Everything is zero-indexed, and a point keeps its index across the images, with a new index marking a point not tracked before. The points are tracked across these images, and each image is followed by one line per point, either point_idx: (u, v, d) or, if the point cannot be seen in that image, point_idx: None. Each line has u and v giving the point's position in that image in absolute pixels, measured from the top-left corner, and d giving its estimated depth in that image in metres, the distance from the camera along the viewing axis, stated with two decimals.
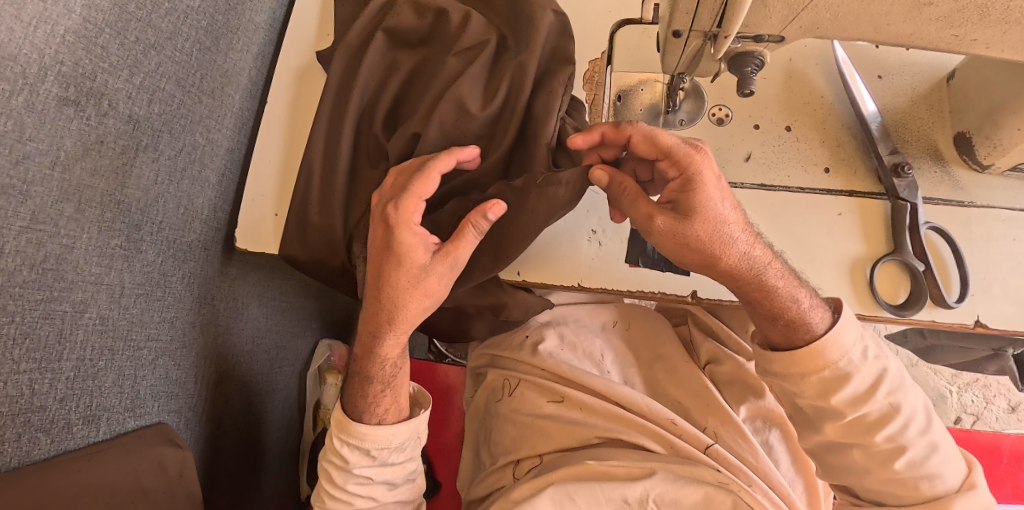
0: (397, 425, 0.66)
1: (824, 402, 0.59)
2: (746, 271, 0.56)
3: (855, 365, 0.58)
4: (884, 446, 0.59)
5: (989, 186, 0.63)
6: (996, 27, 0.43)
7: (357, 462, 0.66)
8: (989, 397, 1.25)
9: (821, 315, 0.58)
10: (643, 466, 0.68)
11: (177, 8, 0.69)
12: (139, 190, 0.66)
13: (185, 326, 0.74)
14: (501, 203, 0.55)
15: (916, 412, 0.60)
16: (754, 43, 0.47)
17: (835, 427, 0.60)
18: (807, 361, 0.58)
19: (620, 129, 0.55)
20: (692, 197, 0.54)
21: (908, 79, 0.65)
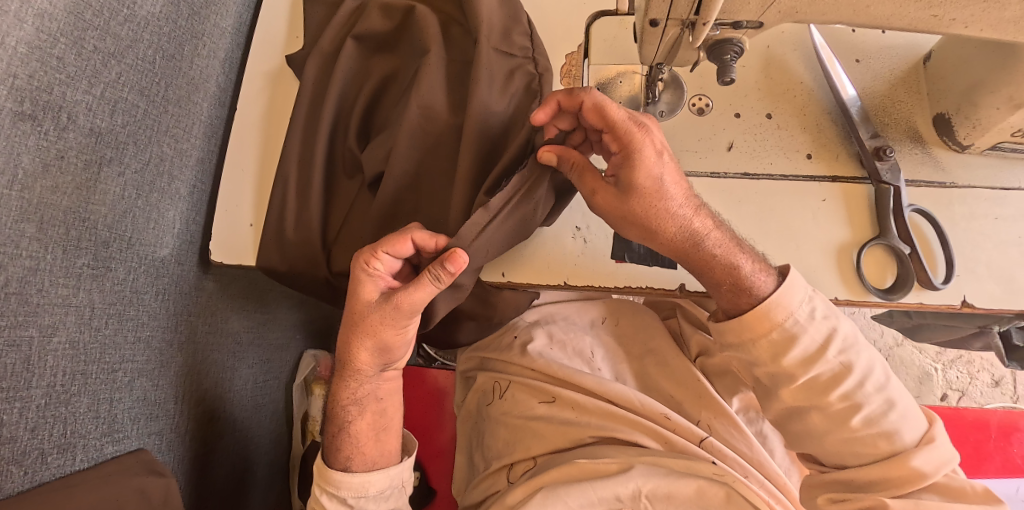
0: (371, 470, 0.63)
1: (776, 365, 0.57)
2: (687, 242, 0.55)
3: (801, 325, 0.55)
4: (839, 405, 0.56)
5: (969, 165, 0.63)
6: (975, 5, 0.42)
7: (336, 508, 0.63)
8: (973, 372, 1.27)
9: (765, 280, 0.56)
10: (622, 461, 0.67)
11: (136, 15, 0.66)
12: (106, 206, 0.64)
13: (161, 344, 0.72)
14: (461, 253, 0.49)
15: (872, 368, 0.57)
16: (732, 30, 0.46)
17: (791, 392, 0.57)
18: (753, 323, 0.56)
19: (574, 95, 0.53)
20: (632, 173, 0.52)
21: (886, 62, 0.65)
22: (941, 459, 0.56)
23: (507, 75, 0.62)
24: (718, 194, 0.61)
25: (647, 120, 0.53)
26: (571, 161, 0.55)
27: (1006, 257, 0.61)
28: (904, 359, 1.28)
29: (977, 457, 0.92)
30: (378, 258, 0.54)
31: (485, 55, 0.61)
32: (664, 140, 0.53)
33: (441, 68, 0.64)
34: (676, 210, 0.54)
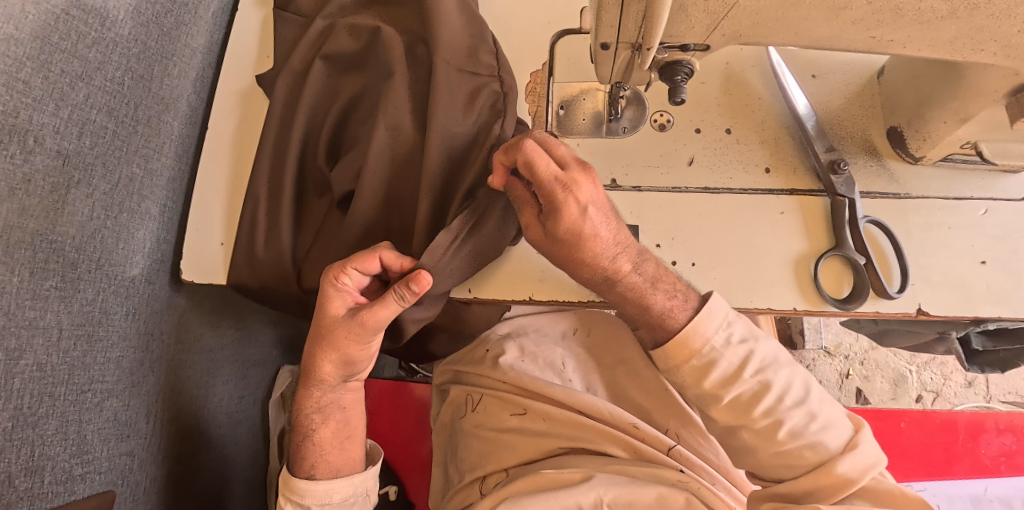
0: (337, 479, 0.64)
1: (701, 388, 0.58)
2: (606, 280, 0.56)
3: (718, 351, 0.57)
4: (763, 422, 0.57)
5: (922, 176, 0.65)
6: (910, 28, 0.44)
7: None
8: (947, 373, 1.29)
9: (682, 311, 0.57)
10: (583, 471, 0.68)
11: (105, 37, 0.66)
12: (74, 227, 0.64)
13: (132, 364, 0.71)
14: (426, 275, 0.51)
15: (791, 383, 0.59)
16: (681, 52, 0.48)
17: (721, 412, 0.59)
18: (675, 352, 0.58)
19: (507, 151, 0.52)
20: (555, 223, 0.52)
21: (841, 77, 0.67)
22: (867, 466, 0.56)
23: (471, 94, 0.64)
24: (679, 209, 0.63)
25: (577, 176, 0.50)
26: (516, 196, 0.55)
27: (959, 265, 0.62)
28: (879, 362, 1.29)
29: (948, 459, 0.94)
30: (346, 273, 0.55)
31: (448, 75, 0.62)
32: (598, 192, 0.51)
33: (406, 87, 0.65)
34: (597, 259, 0.54)
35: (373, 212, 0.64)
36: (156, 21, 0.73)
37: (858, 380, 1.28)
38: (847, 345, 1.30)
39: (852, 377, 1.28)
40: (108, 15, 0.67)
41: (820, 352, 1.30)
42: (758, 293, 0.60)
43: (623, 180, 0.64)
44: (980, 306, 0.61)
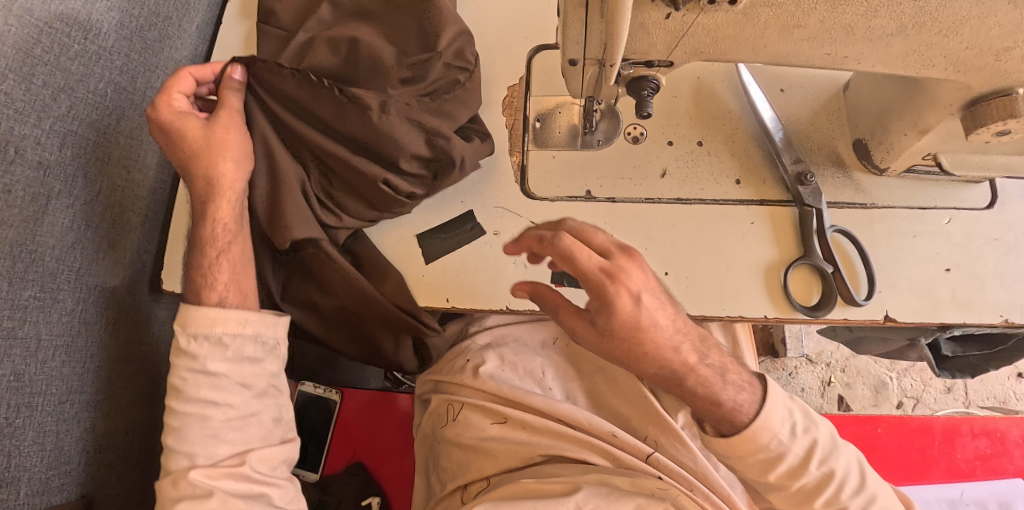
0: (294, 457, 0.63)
1: (767, 479, 0.59)
2: (660, 366, 0.55)
3: (787, 445, 0.57)
4: (818, 476, 0.58)
5: (887, 187, 0.67)
6: (861, 45, 0.46)
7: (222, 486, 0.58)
8: (926, 380, 1.30)
9: (749, 402, 0.57)
10: (570, 481, 0.70)
11: (88, 50, 0.67)
12: (54, 237, 0.64)
13: (111, 374, 0.72)
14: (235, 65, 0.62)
15: (850, 472, 0.58)
16: (647, 68, 0.50)
17: (780, 497, 0.61)
18: (739, 445, 0.57)
19: (546, 243, 0.52)
20: (609, 321, 0.52)
21: (809, 90, 0.69)
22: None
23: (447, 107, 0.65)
24: (651, 219, 0.64)
25: (624, 264, 0.51)
26: (545, 299, 0.57)
27: (924, 272, 0.64)
28: (860, 369, 1.31)
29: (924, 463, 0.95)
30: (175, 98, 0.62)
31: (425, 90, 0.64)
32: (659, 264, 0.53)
33: None
34: (662, 358, 0.54)
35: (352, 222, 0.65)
36: (139, 34, 0.74)
37: (840, 387, 1.30)
38: (829, 352, 1.31)
39: (834, 384, 1.29)
40: (91, 28, 0.68)
41: (802, 359, 1.31)
42: (729, 301, 0.61)
43: (598, 191, 0.66)
44: (944, 311, 0.63)
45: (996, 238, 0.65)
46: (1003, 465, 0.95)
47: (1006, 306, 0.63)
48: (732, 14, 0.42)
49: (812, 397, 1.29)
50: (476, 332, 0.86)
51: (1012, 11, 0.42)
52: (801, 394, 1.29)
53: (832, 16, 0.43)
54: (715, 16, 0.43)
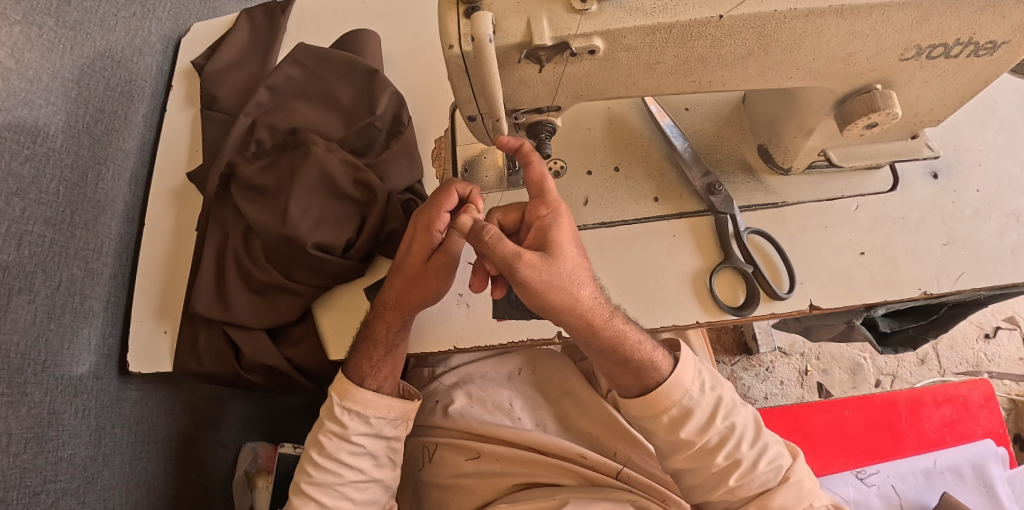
0: (341, 472, 0.67)
1: (674, 438, 0.62)
2: (571, 314, 0.55)
3: (695, 400, 0.62)
4: (722, 465, 0.62)
5: (796, 185, 0.70)
6: (720, 70, 0.51)
7: (347, 432, 0.67)
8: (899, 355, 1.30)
9: (665, 359, 0.63)
10: (556, 499, 0.71)
11: (37, 153, 0.72)
12: (17, 334, 0.68)
13: (84, 460, 0.74)
14: None
15: (747, 429, 0.64)
16: (539, 114, 0.55)
17: (681, 457, 0.63)
18: (654, 402, 0.62)
19: None
20: None
21: (709, 107, 0.74)
22: (800, 498, 0.62)
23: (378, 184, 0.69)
24: None
25: None
26: None
27: (842, 258, 0.67)
28: (833, 353, 1.31)
29: (896, 437, 0.96)
30: None
31: (340, 158, 0.70)
32: (654, 350, 0.62)
33: (312, 175, 0.69)
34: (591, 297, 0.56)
35: (305, 295, 0.69)
36: (87, 131, 0.79)
37: (817, 375, 1.30)
38: (801, 342, 1.32)
39: (812, 372, 1.30)
40: (40, 132, 0.72)
41: (776, 353, 1.32)
42: (663, 314, 0.65)
43: None
44: (864, 293, 0.65)
45: (903, 218, 0.68)
46: (971, 429, 0.95)
47: (923, 279, 0.65)
48: (595, 60, 0.48)
49: (793, 389, 1.29)
50: (443, 372, 0.87)
51: (843, 23, 0.47)
52: (780, 387, 1.30)
53: (684, 50, 0.48)
54: (581, 65, 0.48)
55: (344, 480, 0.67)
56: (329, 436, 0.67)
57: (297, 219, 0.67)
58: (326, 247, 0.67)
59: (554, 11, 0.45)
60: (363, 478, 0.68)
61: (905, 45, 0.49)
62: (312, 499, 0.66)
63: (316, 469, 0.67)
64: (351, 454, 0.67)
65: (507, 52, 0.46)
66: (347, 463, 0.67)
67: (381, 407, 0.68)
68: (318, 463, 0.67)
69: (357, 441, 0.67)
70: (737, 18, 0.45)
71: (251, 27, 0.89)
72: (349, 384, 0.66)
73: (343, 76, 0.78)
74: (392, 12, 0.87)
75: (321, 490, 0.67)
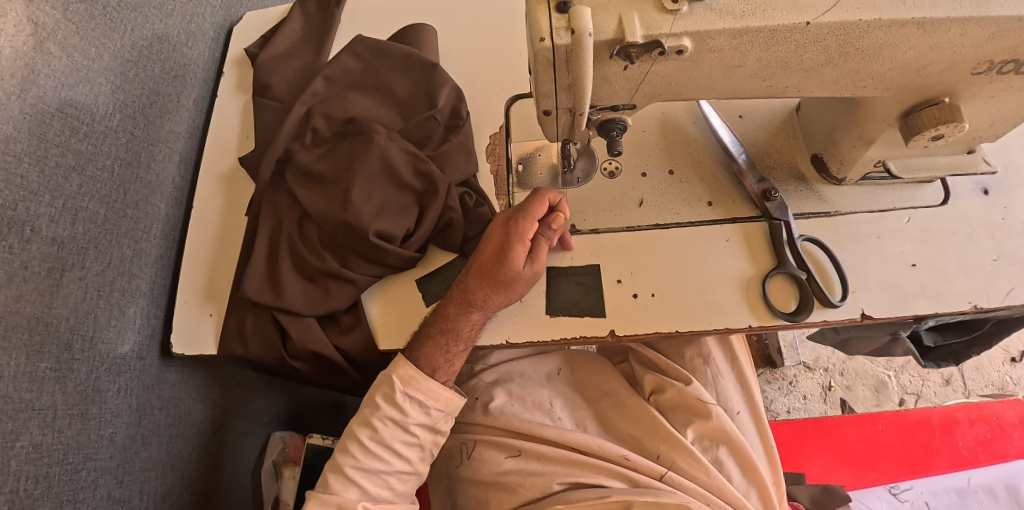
0: (390, 460, 0.68)
1: None
2: None
3: None
4: None
5: (848, 195, 0.71)
6: (798, 76, 0.52)
7: (406, 421, 0.67)
8: (924, 374, 1.30)
9: None
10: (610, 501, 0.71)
11: (95, 131, 0.72)
12: (68, 309, 0.68)
13: (124, 439, 0.73)
14: None
15: None
16: (613, 112, 0.55)
17: None
18: None
19: None
20: None
21: (763, 116, 0.75)
22: None
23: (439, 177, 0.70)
24: (632, 246, 0.69)
25: None
26: None
27: (895, 269, 0.67)
28: (857, 370, 1.31)
29: (927, 453, 0.96)
30: None
31: (399, 149, 0.71)
32: None
33: (372, 165, 0.69)
34: None
35: (359, 284, 0.69)
36: (141, 112, 0.79)
37: (841, 391, 1.30)
38: (825, 357, 1.32)
39: (835, 388, 1.30)
40: (97, 110, 0.73)
41: (800, 367, 1.32)
42: (715, 317, 0.65)
43: (581, 224, 0.71)
44: (916, 304, 0.65)
45: (955, 231, 0.68)
46: (1004, 449, 0.97)
47: (974, 292, 0.65)
48: (680, 61, 0.48)
49: (815, 404, 1.30)
50: (481, 369, 0.87)
51: (922, 35, 0.47)
52: (803, 402, 1.30)
53: (767, 55, 0.49)
54: (665, 65, 0.49)
55: (391, 469, 0.68)
56: (385, 421, 0.67)
57: (359, 207, 0.67)
58: (386, 236, 0.67)
59: (645, 10, 0.46)
60: (406, 469, 0.70)
61: (979, 59, 0.50)
62: (355, 484, 0.66)
63: (363, 454, 0.67)
64: (402, 443, 0.68)
65: (596, 48, 0.47)
66: (397, 452, 0.68)
67: (442, 401, 0.69)
68: (368, 448, 0.67)
69: (413, 431, 0.68)
70: (824, 26, 0.46)
71: (306, 18, 0.90)
72: (416, 371, 0.67)
73: (400, 69, 0.79)
74: (447, 9, 0.88)
75: (365, 474, 0.67)
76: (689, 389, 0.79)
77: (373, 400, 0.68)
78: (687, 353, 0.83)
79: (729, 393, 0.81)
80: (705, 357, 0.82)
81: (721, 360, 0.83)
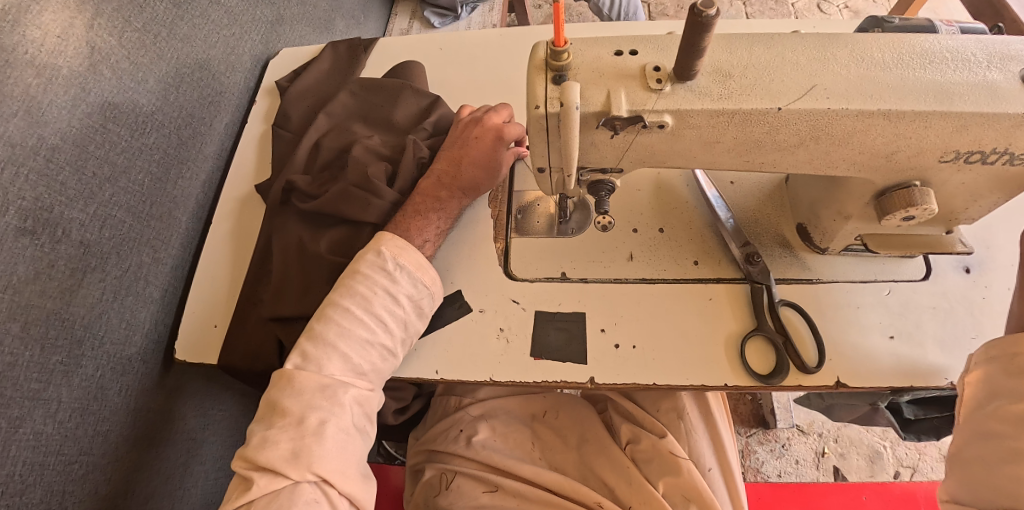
0: (375, 331, 0.66)
1: None
2: None
3: None
4: None
5: (830, 264, 0.74)
6: (774, 154, 0.56)
7: (392, 289, 0.67)
8: (921, 448, 1.28)
9: None
10: None
11: (132, 146, 0.79)
12: (85, 308, 0.72)
13: (117, 438, 0.77)
14: None
15: None
16: (602, 174, 0.60)
17: None
18: None
19: None
20: None
21: (754, 184, 0.79)
22: None
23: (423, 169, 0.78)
24: (616, 296, 0.72)
25: None
26: None
27: (871, 340, 0.69)
28: (852, 438, 1.30)
29: None
30: None
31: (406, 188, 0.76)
32: None
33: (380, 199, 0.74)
34: None
35: None
36: (176, 133, 0.86)
37: (834, 458, 1.29)
38: (819, 422, 1.32)
39: (828, 455, 1.29)
40: (137, 128, 0.80)
41: (794, 430, 1.32)
42: (692, 372, 0.67)
43: (571, 272, 0.74)
44: (890, 377, 0.67)
45: (934, 307, 0.70)
46: None
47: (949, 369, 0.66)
48: (662, 134, 0.53)
49: (807, 469, 1.28)
50: (469, 403, 0.88)
51: (888, 125, 0.51)
52: (794, 466, 1.29)
53: (743, 133, 0.53)
54: (649, 136, 0.53)
55: (375, 340, 0.66)
56: (370, 288, 0.67)
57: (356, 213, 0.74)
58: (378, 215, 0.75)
59: (632, 88, 0.51)
60: (387, 351, 0.67)
61: (944, 149, 0.54)
62: (337, 351, 0.64)
63: (347, 320, 0.65)
64: (388, 315, 0.67)
65: (586, 118, 0.51)
66: (381, 323, 0.66)
67: (429, 276, 0.70)
68: (353, 315, 0.66)
69: (399, 301, 0.67)
70: (794, 112, 0.50)
71: (335, 59, 0.97)
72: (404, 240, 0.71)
73: (416, 114, 0.85)
74: (466, 61, 0.95)
75: (348, 343, 0.65)
76: (662, 442, 0.80)
77: (358, 268, 0.68)
78: (664, 406, 0.83)
79: (703, 451, 0.80)
80: (680, 412, 0.82)
81: (698, 416, 0.82)
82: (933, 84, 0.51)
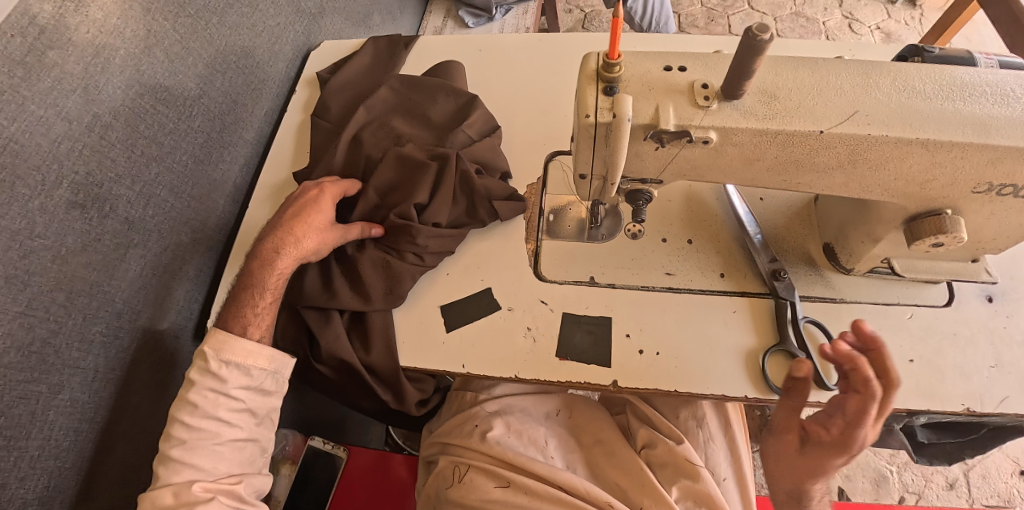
0: (218, 431, 0.69)
1: None
2: None
3: None
4: None
5: (854, 285, 0.75)
6: (811, 175, 0.57)
7: (225, 386, 0.70)
8: (927, 475, 1.29)
9: None
10: None
11: (179, 128, 0.81)
12: (126, 282, 0.75)
13: (146, 410, 0.79)
14: None
15: None
16: (641, 184, 0.62)
17: None
18: None
19: None
20: None
21: (783, 202, 0.80)
22: None
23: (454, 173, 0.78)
24: (643, 302, 0.74)
25: None
26: None
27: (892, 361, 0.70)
28: (858, 460, 1.31)
29: None
30: None
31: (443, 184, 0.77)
32: None
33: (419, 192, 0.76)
34: None
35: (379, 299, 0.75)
36: (220, 117, 0.88)
37: (840, 479, 1.30)
38: None
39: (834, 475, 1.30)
40: (184, 111, 0.82)
41: None
42: (712, 382, 0.69)
43: (599, 277, 0.76)
44: (909, 399, 0.68)
45: (955, 333, 0.71)
46: None
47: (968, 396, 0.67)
48: (705, 148, 0.54)
49: None
50: (485, 398, 0.89)
51: (926, 154, 0.53)
52: None
53: (784, 154, 0.55)
54: (692, 150, 0.55)
55: (224, 437, 0.69)
56: (202, 393, 0.69)
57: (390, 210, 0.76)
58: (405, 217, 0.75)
59: (680, 103, 0.52)
60: (242, 449, 0.71)
61: (978, 180, 0.55)
62: (194, 466, 0.67)
63: (189, 429, 0.68)
64: (228, 410, 0.70)
65: (634, 130, 0.53)
66: (226, 420, 0.70)
67: (260, 359, 0.72)
68: (189, 424, 0.68)
69: (235, 395, 0.70)
70: (836, 136, 0.52)
71: (376, 55, 0.99)
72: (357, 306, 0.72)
73: (454, 114, 0.87)
74: (505, 64, 0.97)
75: (201, 453, 0.68)
76: (679, 448, 0.81)
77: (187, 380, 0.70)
78: (682, 413, 0.85)
79: (717, 460, 0.83)
80: (698, 419, 0.84)
81: (715, 424, 0.84)
82: (973, 116, 0.52)
